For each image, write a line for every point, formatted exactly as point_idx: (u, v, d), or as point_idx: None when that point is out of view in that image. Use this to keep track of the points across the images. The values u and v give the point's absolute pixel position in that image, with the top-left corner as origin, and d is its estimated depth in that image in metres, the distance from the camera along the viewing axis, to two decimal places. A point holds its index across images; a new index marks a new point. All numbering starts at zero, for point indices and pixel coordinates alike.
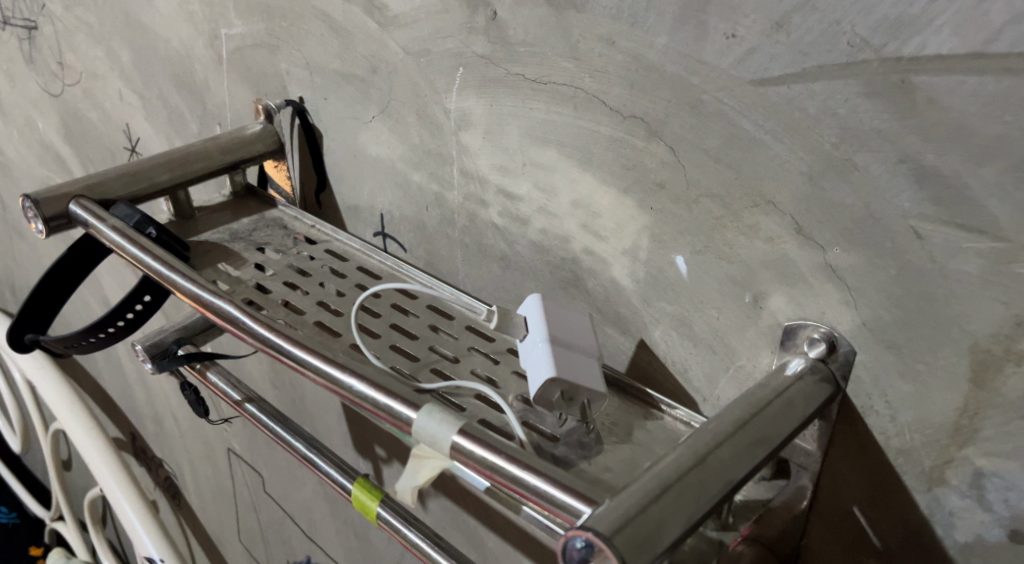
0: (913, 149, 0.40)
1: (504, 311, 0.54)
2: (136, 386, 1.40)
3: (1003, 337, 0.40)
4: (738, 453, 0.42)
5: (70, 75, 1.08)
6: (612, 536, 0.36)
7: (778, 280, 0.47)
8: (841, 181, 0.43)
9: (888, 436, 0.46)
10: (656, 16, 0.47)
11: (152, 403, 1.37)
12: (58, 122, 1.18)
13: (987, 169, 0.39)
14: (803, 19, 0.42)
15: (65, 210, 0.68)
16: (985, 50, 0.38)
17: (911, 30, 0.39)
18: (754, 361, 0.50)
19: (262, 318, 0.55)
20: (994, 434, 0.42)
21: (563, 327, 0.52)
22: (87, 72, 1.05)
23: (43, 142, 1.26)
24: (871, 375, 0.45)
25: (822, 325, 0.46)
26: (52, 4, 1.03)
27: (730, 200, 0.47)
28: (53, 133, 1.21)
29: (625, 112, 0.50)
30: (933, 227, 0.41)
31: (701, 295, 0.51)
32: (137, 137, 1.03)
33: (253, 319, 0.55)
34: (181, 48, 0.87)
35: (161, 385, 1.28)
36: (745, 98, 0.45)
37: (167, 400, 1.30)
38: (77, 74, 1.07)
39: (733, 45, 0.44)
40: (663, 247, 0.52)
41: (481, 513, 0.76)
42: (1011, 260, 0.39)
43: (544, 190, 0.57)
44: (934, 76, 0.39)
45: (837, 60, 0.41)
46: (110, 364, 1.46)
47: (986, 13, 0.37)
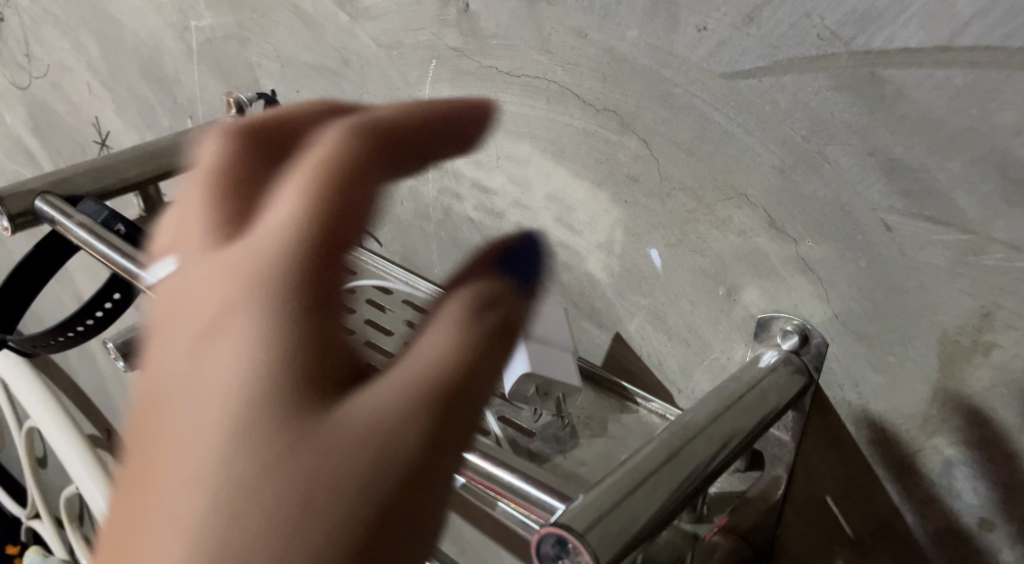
0: (882, 143, 0.40)
1: None
2: (111, 382, 1.39)
3: (971, 328, 0.40)
4: (712, 446, 0.42)
5: (38, 68, 1.06)
6: (585, 533, 0.36)
7: (752, 272, 0.47)
8: (813, 173, 0.43)
9: (860, 427, 0.46)
10: (626, 8, 0.47)
11: (129, 398, 1.35)
12: (26, 115, 1.16)
13: (954, 161, 0.38)
14: (773, 12, 0.42)
15: (31, 206, 0.67)
16: (951, 43, 0.37)
17: (879, 23, 0.38)
18: (729, 354, 0.51)
19: None
20: (962, 424, 0.42)
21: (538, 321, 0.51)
22: (54, 64, 1.03)
23: (10, 136, 1.23)
24: (843, 366, 0.45)
25: (796, 317, 0.46)
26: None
27: (703, 193, 0.48)
28: (21, 126, 1.18)
29: (598, 105, 0.50)
30: (903, 220, 0.41)
31: (676, 288, 0.51)
32: (107, 131, 1.02)
33: None
34: (151, 40, 0.85)
35: None
36: (717, 91, 0.45)
37: None
38: (44, 67, 1.05)
39: (704, 38, 0.44)
40: (638, 240, 0.52)
41: (459, 507, 0.76)
42: (980, 252, 0.39)
43: (518, 183, 0.57)
44: (901, 70, 0.38)
45: (807, 53, 0.41)
46: (84, 360, 1.45)
47: (951, 6, 0.36)
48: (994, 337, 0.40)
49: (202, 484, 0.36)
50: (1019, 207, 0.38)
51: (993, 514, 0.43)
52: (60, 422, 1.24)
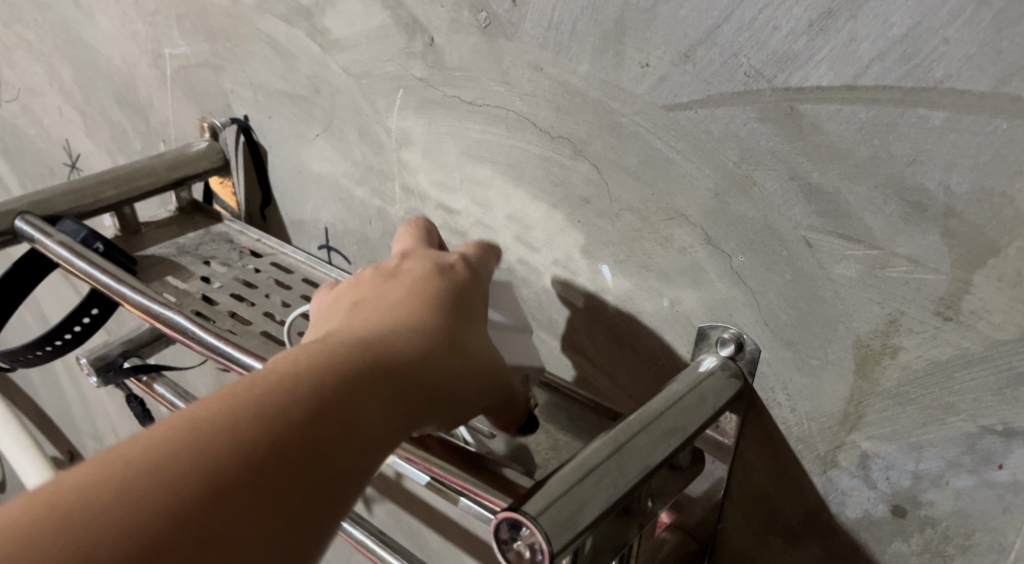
0: (802, 168, 0.45)
1: None
2: (75, 403, 1.40)
3: (880, 333, 0.45)
4: (654, 442, 0.46)
5: (9, 92, 1.09)
6: (538, 516, 0.41)
7: (691, 285, 0.52)
8: (743, 196, 0.48)
9: (789, 425, 0.51)
10: (577, 45, 0.51)
11: (92, 419, 1.36)
12: None
13: (861, 186, 0.44)
14: (706, 52, 0.46)
15: (11, 226, 0.70)
16: (856, 82, 0.42)
17: (795, 64, 0.43)
18: (673, 361, 0.55)
19: (211, 327, 0.58)
20: (876, 419, 0.47)
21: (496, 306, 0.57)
22: (25, 88, 1.06)
23: None
24: (774, 369, 0.50)
25: (732, 326, 0.51)
26: None
27: (648, 213, 0.52)
28: None
29: (552, 132, 0.55)
30: (821, 236, 0.46)
31: (625, 301, 0.56)
32: (77, 153, 1.04)
33: (201, 328, 0.58)
34: (125, 66, 0.89)
35: (102, 400, 1.28)
36: (658, 121, 0.50)
37: (108, 415, 1.30)
38: (15, 91, 1.07)
39: (647, 73, 0.49)
40: (591, 257, 0.57)
41: (423, 514, 0.79)
42: (885, 265, 0.44)
43: (480, 204, 0.62)
44: (816, 105, 0.43)
45: (736, 89, 0.46)
46: (46, 381, 1.45)
47: (855, 52, 0.42)
48: (900, 341, 0.45)
49: (244, 417, 0.40)
50: (916, 225, 0.43)
51: (904, 501, 0.48)
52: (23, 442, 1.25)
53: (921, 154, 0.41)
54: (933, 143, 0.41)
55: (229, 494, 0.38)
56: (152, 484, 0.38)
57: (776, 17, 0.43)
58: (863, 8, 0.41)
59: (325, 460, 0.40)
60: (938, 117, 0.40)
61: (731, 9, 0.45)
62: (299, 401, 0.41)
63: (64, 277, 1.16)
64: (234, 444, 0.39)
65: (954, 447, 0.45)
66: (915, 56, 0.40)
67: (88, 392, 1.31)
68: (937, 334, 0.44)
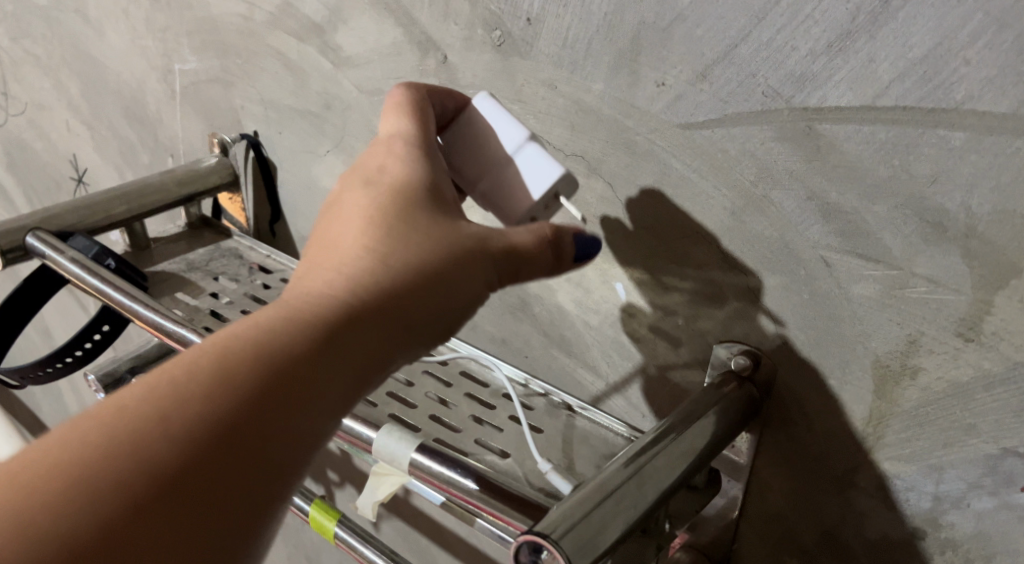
0: (820, 188, 0.45)
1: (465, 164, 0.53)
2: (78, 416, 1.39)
3: (899, 353, 0.45)
4: (672, 462, 0.46)
5: (15, 106, 1.08)
6: (559, 539, 0.40)
7: (708, 303, 0.52)
8: (760, 215, 0.48)
9: (806, 444, 0.51)
10: (592, 64, 0.51)
11: None
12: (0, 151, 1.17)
13: (880, 206, 0.44)
14: (723, 71, 0.46)
15: (22, 242, 0.69)
16: (875, 103, 0.42)
17: (813, 84, 0.43)
18: (689, 379, 0.55)
19: None
20: (895, 440, 0.47)
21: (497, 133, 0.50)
22: (32, 103, 1.06)
23: None
24: (791, 389, 0.50)
25: (748, 344, 0.51)
26: None
27: (664, 232, 0.52)
28: None
29: (566, 150, 0.55)
30: (839, 256, 0.46)
31: (640, 319, 0.56)
32: (84, 167, 1.04)
33: None
34: (134, 81, 0.89)
35: None
36: (674, 139, 0.49)
37: None
38: (22, 105, 1.07)
39: (662, 92, 0.49)
40: (605, 275, 0.57)
41: (432, 532, 0.79)
42: (905, 285, 0.44)
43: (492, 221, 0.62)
44: (834, 125, 0.43)
45: (753, 108, 0.46)
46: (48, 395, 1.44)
47: (874, 72, 0.41)
48: (920, 361, 0.45)
49: (188, 402, 0.39)
50: (936, 246, 0.43)
51: (924, 523, 0.48)
52: None
53: (941, 174, 0.41)
54: (953, 164, 0.41)
55: (180, 484, 0.38)
56: (99, 479, 0.38)
57: (794, 37, 0.43)
58: (882, 29, 0.41)
59: (282, 436, 0.40)
60: (958, 138, 0.40)
61: (748, 29, 0.45)
62: (247, 383, 0.40)
63: (69, 292, 1.16)
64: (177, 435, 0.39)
65: (974, 468, 0.45)
66: (935, 76, 0.40)
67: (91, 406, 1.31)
68: (957, 355, 0.44)
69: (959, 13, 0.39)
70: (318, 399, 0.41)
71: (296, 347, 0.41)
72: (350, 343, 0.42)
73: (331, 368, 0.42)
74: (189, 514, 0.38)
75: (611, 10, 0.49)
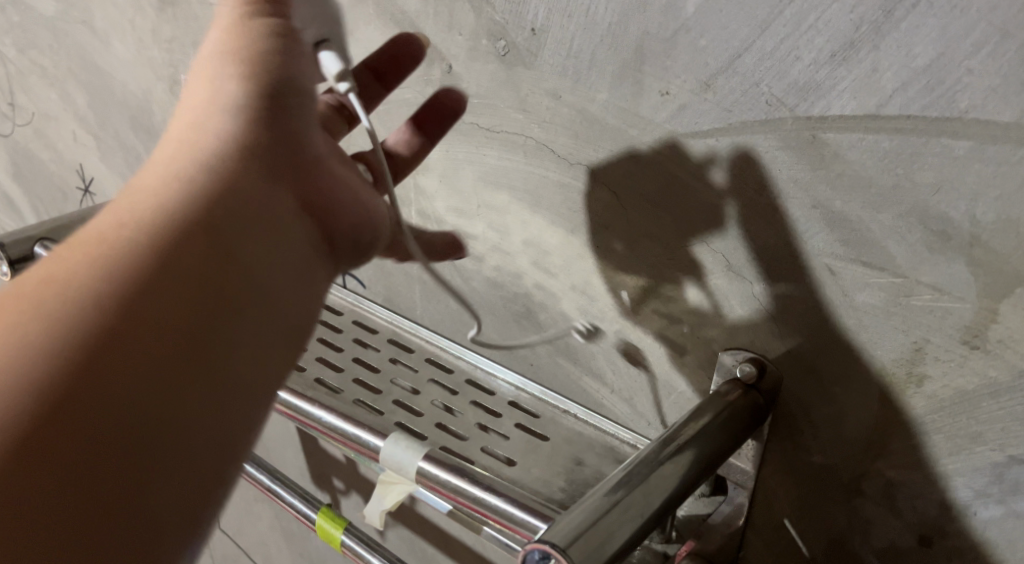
0: (824, 197, 0.45)
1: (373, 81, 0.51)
2: None
3: (905, 361, 0.45)
4: (679, 470, 0.46)
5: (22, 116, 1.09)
6: (567, 547, 0.40)
7: (713, 311, 0.52)
8: (765, 223, 0.48)
9: (812, 452, 0.51)
10: (597, 74, 0.52)
11: None
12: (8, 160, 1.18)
13: (884, 215, 0.44)
14: (727, 81, 0.46)
15: (31, 253, 0.69)
16: (878, 112, 0.42)
17: (817, 94, 0.44)
18: (694, 387, 0.56)
19: None
20: (901, 448, 0.47)
21: None
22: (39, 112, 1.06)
23: None
24: (796, 396, 0.50)
25: (752, 351, 0.51)
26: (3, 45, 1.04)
27: (668, 240, 0.53)
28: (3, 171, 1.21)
29: (571, 159, 0.55)
30: (843, 265, 0.46)
31: (644, 326, 0.56)
32: (91, 177, 1.05)
33: None
34: (141, 91, 0.89)
35: None
36: (678, 149, 0.50)
37: None
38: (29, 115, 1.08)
39: (666, 102, 0.49)
40: (610, 283, 0.57)
41: (438, 541, 0.79)
42: (909, 293, 0.44)
43: (497, 230, 0.62)
44: (838, 134, 0.44)
45: (757, 117, 0.46)
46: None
47: (878, 81, 0.42)
48: (925, 369, 0.45)
49: (86, 297, 0.42)
50: (940, 254, 0.43)
51: (931, 531, 0.48)
52: None
53: (945, 183, 0.41)
54: (957, 173, 0.41)
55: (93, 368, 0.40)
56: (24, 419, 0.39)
57: (798, 47, 0.43)
58: (886, 39, 0.41)
59: (210, 299, 0.44)
60: (962, 147, 0.40)
61: (752, 38, 0.45)
62: (74, 275, 0.43)
63: None
64: (79, 330, 0.41)
65: (980, 476, 0.45)
66: (938, 85, 0.40)
67: None
68: (963, 362, 0.44)
69: (962, 22, 0.39)
70: (240, 271, 0.45)
71: (176, 227, 0.45)
72: (267, 205, 0.48)
73: (254, 226, 0.47)
74: (129, 436, 0.40)
75: (615, 20, 0.49)
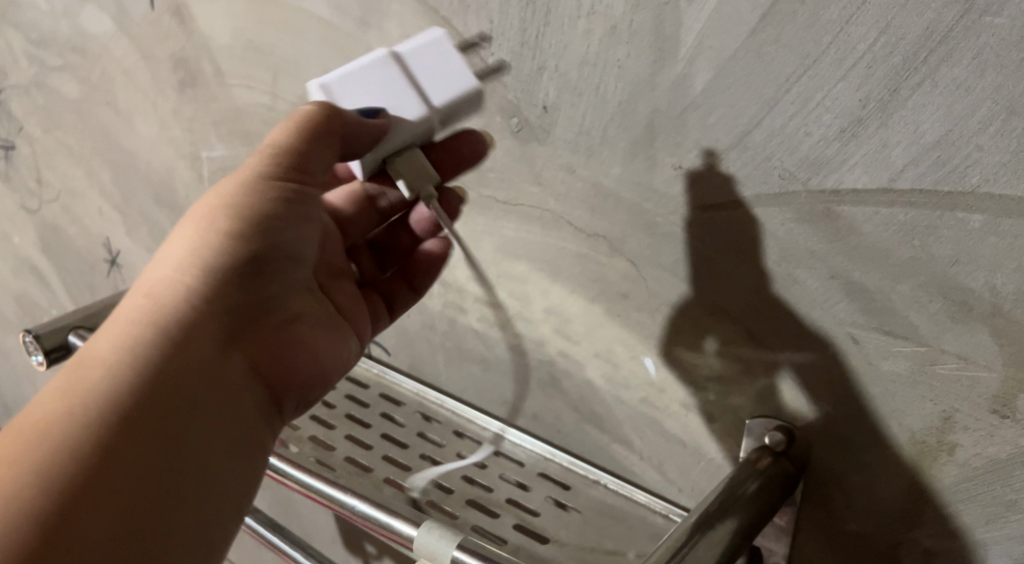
0: (842, 267, 0.46)
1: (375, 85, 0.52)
2: None
3: (934, 430, 0.46)
4: (713, 547, 0.46)
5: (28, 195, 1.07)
6: None
7: (738, 378, 0.52)
8: (784, 292, 0.48)
9: (846, 520, 0.51)
10: (609, 149, 0.52)
11: None
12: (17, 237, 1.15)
13: (904, 285, 0.44)
14: (739, 155, 0.47)
15: (65, 341, 0.65)
16: (890, 185, 0.43)
17: (828, 168, 0.44)
18: (723, 454, 0.55)
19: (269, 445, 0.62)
20: (936, 515, 0.48)
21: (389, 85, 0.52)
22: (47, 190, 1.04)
23: None
24: (825, 464, 0.50)
25: (781, 420, 0.51)
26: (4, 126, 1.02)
27: (688, 308, 0.53)
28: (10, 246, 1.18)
29: (587, 231, 0.55)
30: (865, 333, 0.46)
31: (669, 391, 0.56)
32: (118, 250, 1.01)
33: None
34: (151, 167, 0.88)
35: None
36: (694, 222, 0.50)
37: None
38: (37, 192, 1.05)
39: (680, 175, 0.49)
40: (634, 350, 0.57)
41: None
42: (934, 362, 0.45)
43: (518, 298, 0.61)
44: (852, 207, 0.44)
45: (770, 191, 0.47)
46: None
47: (888, 157, 0.43)
48: (956, 438, 0.46)
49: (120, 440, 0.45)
50: (962, 324, 0.43)
51: None
52: None
53: (962, 255, 0.42)
54: (973, 246, 0.42)
55: (99, 521, 0.43)
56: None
57: (807, 124, 0.44)
58: (893, 116, 0.42)
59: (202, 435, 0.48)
60: (976, 221, 0.42)
61: (761, 115, 0.45)
62: (71, 417, 0.46)
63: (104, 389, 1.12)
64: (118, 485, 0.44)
65: (1016, 543, 0.46)
66: (948, 161, 0.41)
67: None
68: (993, 432, 0.45)
69: (969, 101, 0.40)
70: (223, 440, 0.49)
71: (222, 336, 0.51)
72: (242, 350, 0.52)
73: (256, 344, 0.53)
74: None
75: (625, 98, 0.50)
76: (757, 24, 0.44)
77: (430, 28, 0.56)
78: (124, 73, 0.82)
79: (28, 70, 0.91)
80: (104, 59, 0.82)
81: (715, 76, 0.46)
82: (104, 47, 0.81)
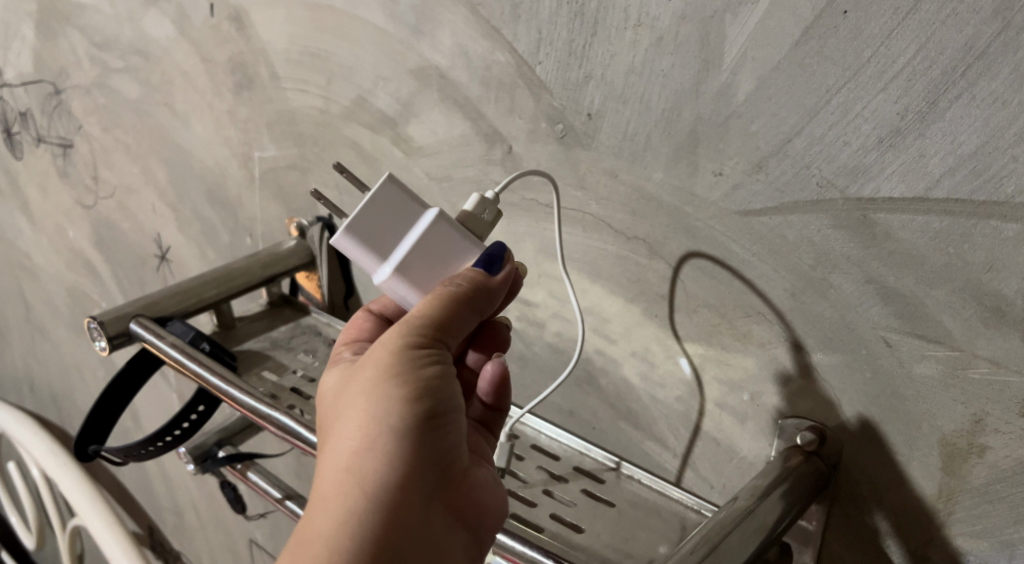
0: (878, 273, 0.47)
1: (419, 237, 0.50)
2: (132, 494, 1.37)
3: (966, 431, 0.48)
4: (745, 539, 0.48)
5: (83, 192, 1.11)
6: None
7: (771, 379, 0.54)
8: (820, 296, 0.50)
9: (877, 519, 0.52)
10: (652, 155, 0.53)
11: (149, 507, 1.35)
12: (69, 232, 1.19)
13: (938, 291, 0.46)
14: (779, 163, 0.49)
15: (126, 328, 0.68)
16: (927, 195, 0.45)
17: (866, 177, 0.46)
18: (755, 452, 0.57)
19: (297, 416, 0.60)
20: (966, 515, 0.49)
21: (408, 222, 0.51)
22: (100, 188, 1.07)
23: (47, 252, 1.26)
24: (857, 464, 0.52)
25: (812, 420, 0.53)
26: (62, 125, 1.05)
27: (725, 310, 0.54)
28: (61, 241, 1.21)
29: (627, 234, 0.57)
30: (899, 337, 0.48)
31: (703, 390, 0.58)
32: (167, 246, 1.03)
33: (289, 417, 0.60)
34: (201, 166, 0.91)
35: (163, 490, 1.26)
36: (734, 227, 0.52)
37: (171, 502, 1.26)
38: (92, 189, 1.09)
39: (721, 181, 0.51)
40: (670, 350, 0.58)
41: None
42: (967, 366, 0.46)
43: (557, 298, 0.63)
44: (888, 215, 0.46)
45: (808, 199, 0.48)
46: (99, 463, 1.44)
47: (925, 166, 0.45)
48: (986, 440, 0.47)
49: None
50: (995, 330, 0.45)
51: None
52: (106, 523, 1.19)
53: (997, 263, 0.44)
54: (1008, 252, 0.44)
55: None
56: None
57: (846, 134, 0.46)
58: (931, 127, 0.44)
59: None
60: (1011, 230, 0.43)
61: (801, 124, 0.47)
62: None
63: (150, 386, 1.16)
64: None
65: None
66: (985, 171, 0.43)
67: (149, 482, 1.29)
68: None
69: (1006, 113, 0.42)
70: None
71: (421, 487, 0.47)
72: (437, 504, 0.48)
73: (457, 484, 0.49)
74: None
75: (670, 106, 0.52)
76: (800, 37, 0.46)
77: (481, 37, 0.58)
78: (182, 76, 0.85)
79: (92, 71, 0.95)
80: (164, 62, 0.86)
81: (757, 87, 0.48)
82: (165, 51, 0.85)
